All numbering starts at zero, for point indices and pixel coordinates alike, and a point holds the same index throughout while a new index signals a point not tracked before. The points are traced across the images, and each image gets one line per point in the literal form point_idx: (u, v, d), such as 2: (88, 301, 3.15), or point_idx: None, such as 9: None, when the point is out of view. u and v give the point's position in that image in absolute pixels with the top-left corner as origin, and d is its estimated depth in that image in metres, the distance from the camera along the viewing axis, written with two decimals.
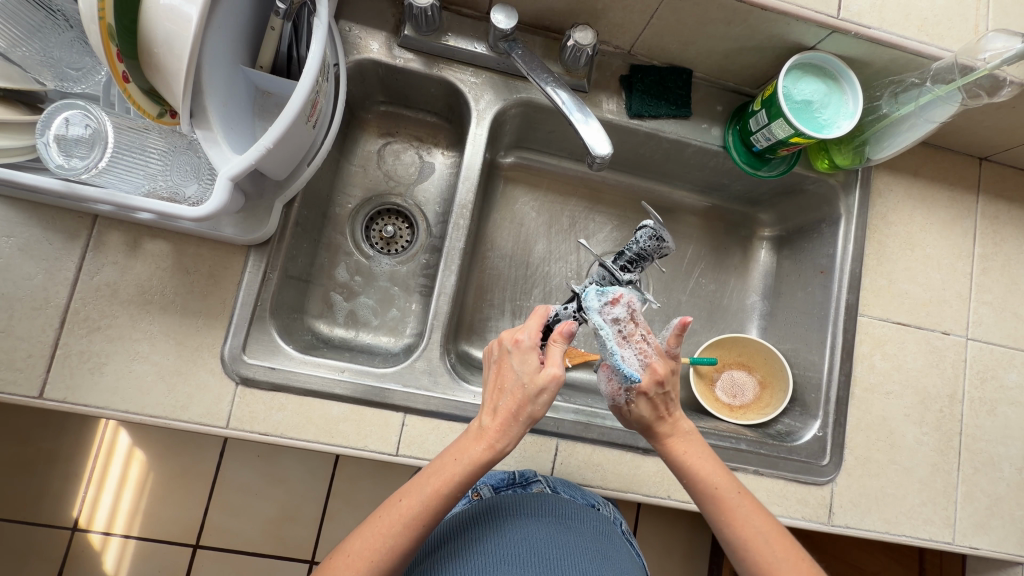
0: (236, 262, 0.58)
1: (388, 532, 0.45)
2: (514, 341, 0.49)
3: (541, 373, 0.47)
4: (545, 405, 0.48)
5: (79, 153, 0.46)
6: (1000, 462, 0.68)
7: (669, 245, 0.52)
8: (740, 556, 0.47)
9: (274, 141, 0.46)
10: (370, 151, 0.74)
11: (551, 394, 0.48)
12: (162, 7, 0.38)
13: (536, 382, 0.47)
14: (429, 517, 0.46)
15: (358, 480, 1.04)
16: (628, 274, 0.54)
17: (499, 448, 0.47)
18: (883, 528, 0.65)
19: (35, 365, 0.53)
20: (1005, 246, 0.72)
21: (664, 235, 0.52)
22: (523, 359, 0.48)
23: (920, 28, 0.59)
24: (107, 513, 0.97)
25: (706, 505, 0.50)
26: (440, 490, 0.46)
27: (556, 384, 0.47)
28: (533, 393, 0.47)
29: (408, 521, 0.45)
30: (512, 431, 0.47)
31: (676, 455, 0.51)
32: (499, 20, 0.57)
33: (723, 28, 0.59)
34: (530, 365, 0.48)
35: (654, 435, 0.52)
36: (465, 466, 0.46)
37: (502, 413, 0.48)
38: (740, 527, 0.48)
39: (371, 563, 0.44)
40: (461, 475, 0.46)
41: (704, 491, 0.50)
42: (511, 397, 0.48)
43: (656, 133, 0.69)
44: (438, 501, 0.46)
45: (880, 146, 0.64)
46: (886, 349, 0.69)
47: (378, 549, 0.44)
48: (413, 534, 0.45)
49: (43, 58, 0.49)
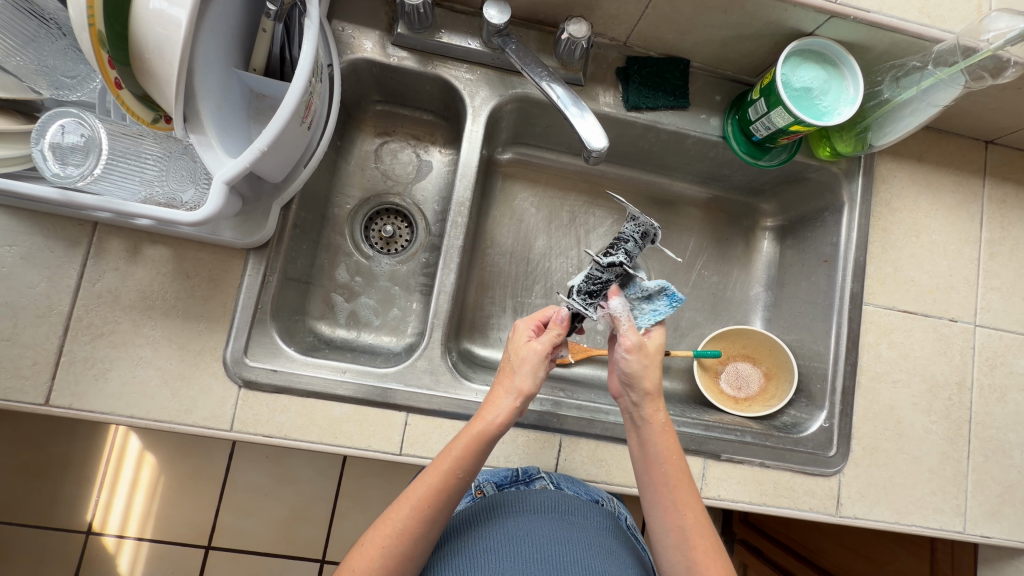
0: (236, 264, 0.58)
1: (398, 517, 0.46)
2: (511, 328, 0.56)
3: (526, 345, 0.52)
4: (530, 376, 0.50)
5: (75, 160, 0.47)
6: (1011, 449, 0.67)
7: (648, 223, 0.56)
8: (692, 545, 0.48)
9: (268, 143, 0.46)
10: (367, 150, 0.74)
11: (534, 364, 0.50)
12: (151, 11, 0.38)
13: (519, 354, 0.51)
14: (436, 499, 0.46)
15: (366, 478, 1.04)
16: (611, 256, 0.56)
17: (492, 421, 0.48)
18: (893, 518, 0.64)
19: (41, 372, 0.53)
20: (1013, 230, 0.71)
21: (647, 221, 0.56)
22: (515, 339, 0.53)
23: (921, 10, 0.58)
24: (120, 516, 0.99)
25: (677, 488, 0.50)
26: (442, 468, 0.47)
27: (536, 354, 0.50)
28: (518, 364, 0.51)
29: (415, 504, 0.46)
30: (503, 403, 0.49)
31: (668, 429, 0.52)
32: (492, 15, 0.57)
33: (719, 17, 0.59)
34: (520, 341, 0.53)
35: (654, 402, 0.52)
36: (460, 439, 0.47)
37: (495, 390, 0.50)
38: (696, 515, 0.50)
39: (382, 550, 0.45)
40: (457, 450, 0.47)
41: (677, 472, 0.51)
42: (503, 373, 0.51)
43: (655, 125, 0.68)
44: (442, 480, 0.46)
45: (882, 132, 0.63)
46: (893, 338, 0.68)
47: (388, 536, 0.45)
48: (421, 518, 0.46)
49: (37, 67, 0.49)
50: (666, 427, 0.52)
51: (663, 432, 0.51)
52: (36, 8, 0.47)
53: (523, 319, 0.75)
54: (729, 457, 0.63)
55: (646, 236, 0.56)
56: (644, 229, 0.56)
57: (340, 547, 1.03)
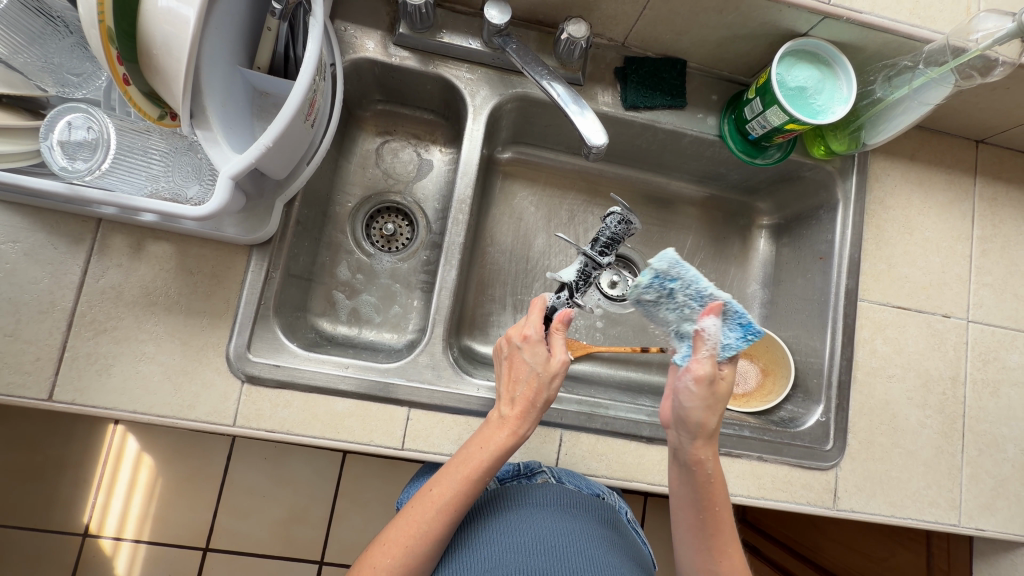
0: (239, 261, 0.58)
1: (423, 519, 0.46)
2: (522, 337, 0.52)
3: (548, 359, 0.51)
4: (557, 391, 0.52)
5: (83, 156, 0.48)
6: (1004, 443, 0.68)
7: (631, 220, 0.57)
8: None
9: (273, 139, 0.46)
10: (369, 149, 0.75)
11: (561, 379, 0.51)
12: (159, 9, 0.39)
13: (549, 369, 0.51)
14: (461, 503, 0.47)
15: (366, 478, 1.05)
16: (606, 256, 0.59)
17: (521, 434, 0.49)
18: (888, 512, 0.65)
19: (44, 368, 0.54)
20: (1004, 227, 0.72)
21: (631, 217, 0.57)
22: (534, 351, 0.52)
23: (912, 11, 0.60)
24: (118, 518, 0.98)
25: (717, 536, 0.49)
26: (470, 476, 0.47)
27: (565, 369, 0.51)
28: (548, 379, 0.50)
29: (442, 506, 0.46)
30: (532, 417, 0.50)
31: (718, 479, 0.49)
32: (493, 15, 0.58)
33: (715, 17, 0.60)
34: (540, 355, 0.51)
35: (709, 446, 0.49)
36: (491, 450, 0.48)
37: (520, 402, 0.50)
38: (733, 562, 0.49)
39: (405, 549, 0.45)
40: (487, 459, 0.47)
41: (722, 519, 0.49)
42: (527, 386, 0.50)
43: (652, 124, 0.69)
44: (468, 488, 0.47)
45: (875, 131, 0.64)
46: (887, 334, 0.69)
47: (412, 537, 0.45)
48: (446, 521, 0.46)
49: (43, 64, 0.50)
50: (712, 478, 0.49)
51: (707, 483, 0.49)
52: (43, 6, 0.48)
53: (522, 316, 0.75)
54: (727, 451, 0.64)
55: (626, 230, 0.58)
56: (625, 225, 0.57)
57: (340, 548, 1.03)
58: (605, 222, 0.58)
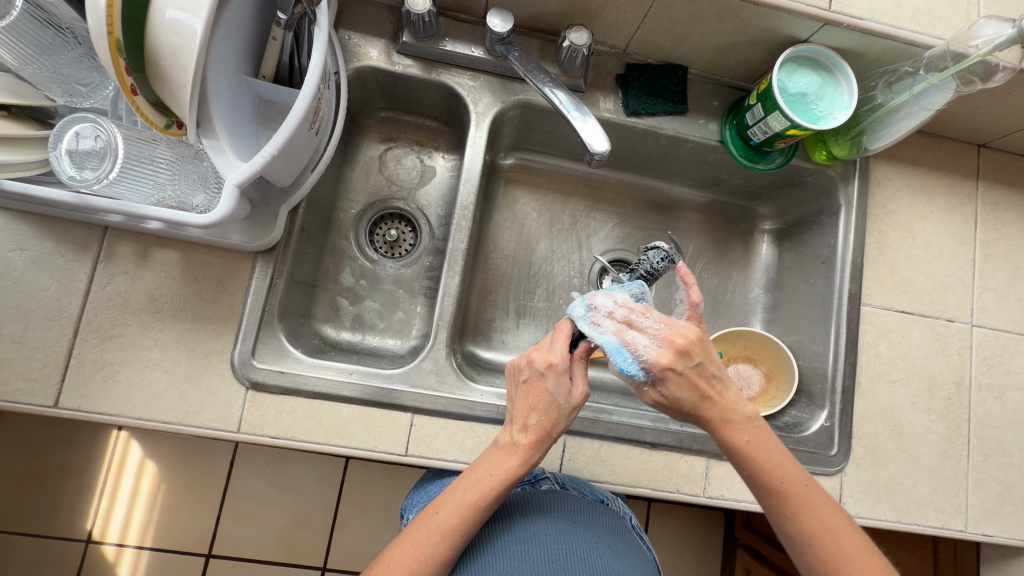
0: (244, 268, 0.59)
1: (428, 542, 0.46)
2: (547, 363, 0.49)
3: (569, 393, 0.49)
4: (571, 422, 0.51)
5: (90, 165, 0.48)
6: (1010, 448, 0.68)
7: (675, 257, 0.54)
8: (802, 550, 0.47)
9: (278, 147, 0.46)
10: (372, 156, 0.75)
11: (576, 412, 0.50)
12: (168, 20, 0.39)
13: (569, 402, 0.49)
14: (467, 527, 0.47)
15: (369, 485, 1.04)
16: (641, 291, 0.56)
17: (532, 462, 0.49)
18: (894, 518, 0.65)
19: (50, 375, 0.54)
20: (1007, 231, 0.72)
21: (676, 257, 0.55)
22: (558, 381, 0.49)
23: (911, 17, 0.60)
24: (121, 524, 0.98)
25: (767, 497, 0.47)
26: (478, 502, 0.47)
27: (584, 402, 0.50)
28: (565, 412, 0.49)
29: (447, 530, 0.46)
30: (543, 446, 0.49)
31: (736, 449, 0.47)
32: (495, 24, 0.58)
33: (716, 25, 0.60)
34: (563, 387, 0.49)
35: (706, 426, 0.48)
36: (501, 479, 0.47)
37: (534, 430, 0.49)
38: (803, 520, 0.46)
39: (411, 569, 0.45)
40: (496, 489, 0.47)
41: (766, 480, 0.47)
42: (544, 416, 0.49)
43: (654, 130, 0.69)
44: (477, 512, 0.47)
45: (876, 136, 0.64)
46: (891, 338, 0.69)
47: (417, 558, 0.45)
48: (452, 543, 0.46)
49: (52, 74, 0.51)
50: (725, 450, 0.48)
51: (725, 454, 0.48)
52: (53, 19, 0.48)
53: (525, 322, 0.75)
54: None
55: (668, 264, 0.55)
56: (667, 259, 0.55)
57: (342, 554, 1.02)
58: (646, 254, 0.55)
